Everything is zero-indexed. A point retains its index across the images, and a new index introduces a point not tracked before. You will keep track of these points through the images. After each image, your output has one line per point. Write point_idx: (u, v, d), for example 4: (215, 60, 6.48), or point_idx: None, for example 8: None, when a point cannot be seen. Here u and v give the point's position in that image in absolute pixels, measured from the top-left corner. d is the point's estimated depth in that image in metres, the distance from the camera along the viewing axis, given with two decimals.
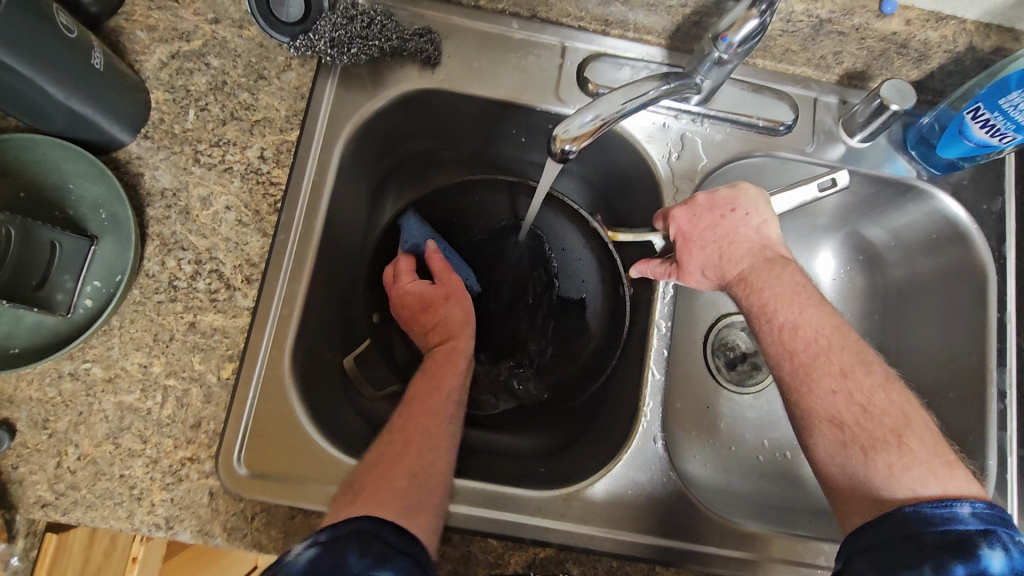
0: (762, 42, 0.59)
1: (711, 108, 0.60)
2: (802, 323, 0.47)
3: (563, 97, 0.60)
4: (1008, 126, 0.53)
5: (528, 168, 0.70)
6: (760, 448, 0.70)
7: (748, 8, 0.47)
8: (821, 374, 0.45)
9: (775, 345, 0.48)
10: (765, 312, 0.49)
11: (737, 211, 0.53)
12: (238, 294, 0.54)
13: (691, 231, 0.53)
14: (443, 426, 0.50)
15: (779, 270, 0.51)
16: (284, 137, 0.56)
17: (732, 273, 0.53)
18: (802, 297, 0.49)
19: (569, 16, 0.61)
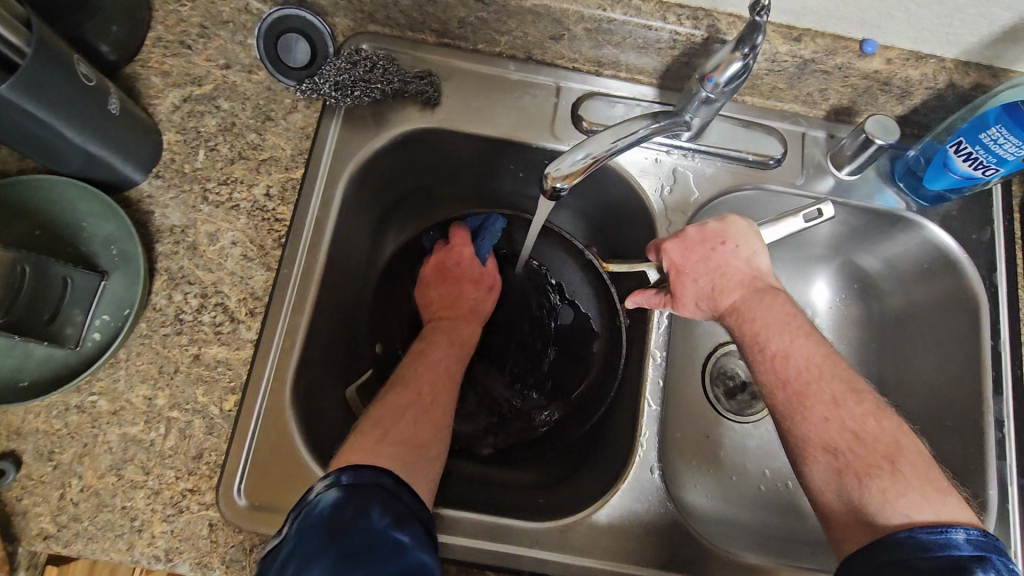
0: (750, 81, 0.62)
1: (703, 143, 0.62)
2: (791, 353, 0.49)
3: (559, 134, 0.63)
4: (990, 159, 0.54)
5: (527, 201, 0.72)
6: (762, 478, 0.69)
7: (732, 51, 0.50)
8: (813, 402, 0.46)
9: (767, 373, 0.49)
10: (758, 342, 0.50)
11: (730, 242, 0.54)
12: (242, 327, 0.55)
13: (683, 263, 0.55)
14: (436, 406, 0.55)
15: (770, 300, 0.52)
16: (289, 175, 0.59)
17: (725, 304, 0.54)
18: (792, 327, 0.50)
19: (564, 58, 0.64)
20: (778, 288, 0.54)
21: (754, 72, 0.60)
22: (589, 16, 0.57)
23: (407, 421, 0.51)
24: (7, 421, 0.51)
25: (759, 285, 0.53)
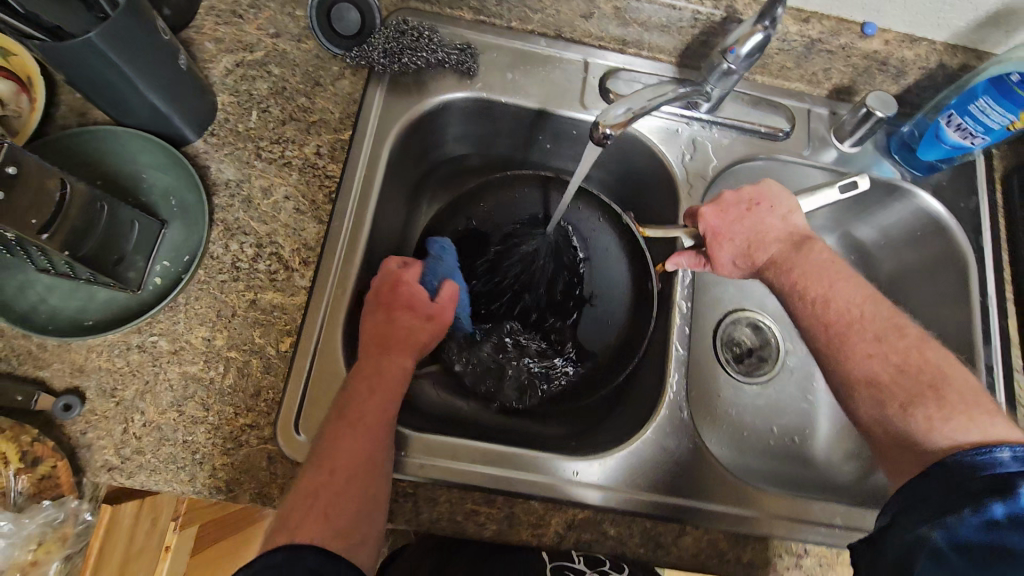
0: (762, 60, 0.68)
1: (720, 115, 0.68)
2: (832, 297, 0.54)
3: (587, 105, 0.68)
4: (978, 129, 0.61)
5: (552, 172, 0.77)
6: (771, 434, 0.74)
7: (754, 25, 0.55)
8: (857, 340, 0.52)
9: (810, 317, 0.55)
10: (796, 290, 0.56)
11: (760, 206, 0.60)
12: (296, 275, 0.58)
13: (721, 226, 0.60)
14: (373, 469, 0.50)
15: (805, 252, 0.57)
16: (338, 136, 0.62)
17: (762, 259, 0.60)
18: (830, 273, 0.56)
19: (592, 36, 0.69)
20: (814, 240, 0.59)
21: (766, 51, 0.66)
22: None
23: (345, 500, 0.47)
24: (70, 359, 0.53)
25: (795, 240, 0.59)
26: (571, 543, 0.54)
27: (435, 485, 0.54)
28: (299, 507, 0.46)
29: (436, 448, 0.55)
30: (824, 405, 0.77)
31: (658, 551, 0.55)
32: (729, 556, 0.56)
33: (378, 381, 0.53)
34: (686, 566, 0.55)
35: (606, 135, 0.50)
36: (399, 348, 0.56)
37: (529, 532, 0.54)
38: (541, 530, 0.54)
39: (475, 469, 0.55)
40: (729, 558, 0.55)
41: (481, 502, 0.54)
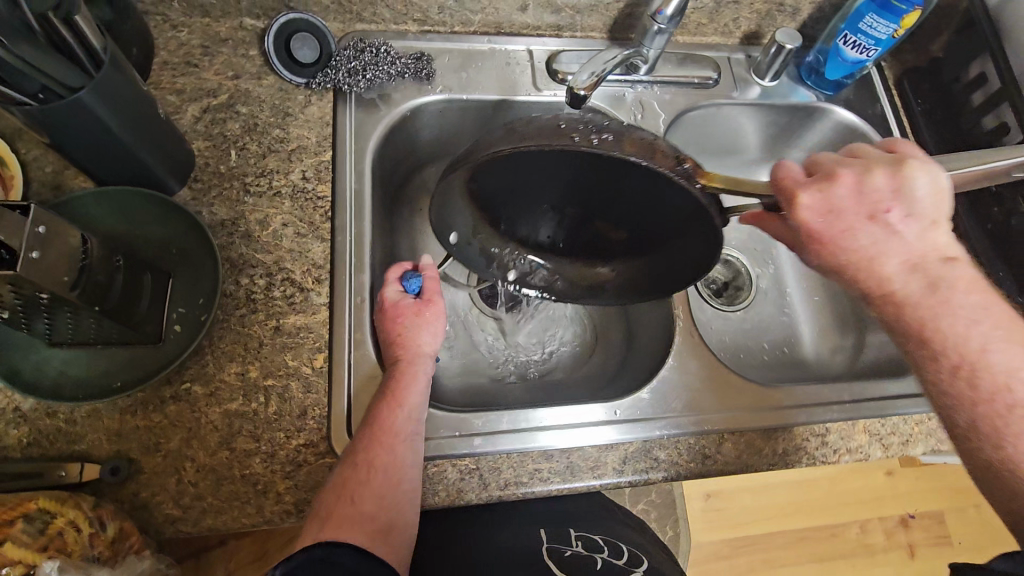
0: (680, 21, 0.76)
1: (656, 74, 0.76)
2: (981, 366, 0.47)
3: (541, 86, 0.73)
4: (870, 42, 0.71)
5: None
6: (764, 349, 0.81)
7: None
8: (1015, 426, 0.46)
9: (952, 385, 0.48)
10: (935, 348, 0.49)
11: (877, 218, 0.50)
12: (313, 294, 0.59)
13: (827, 232, 0.50)
14: (401, 468, 0.52)
15: (945, 295, 0.49)
16: (320, 158, 0.65)
17: (884, 287, 0.50)
18: (982, 330, 0.48)
19: (529, 27, 0.75)
20: (950, 272, 0.49)
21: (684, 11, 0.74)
22: None
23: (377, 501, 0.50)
24: (105, 426, 0.52)
25: (930, 274, 0.49)
26: (628, 475, 0.58)
27: (495, 455, 0.57)
28: (346, 529, 0.48)
29: (484, 421, 0.58)
30: (800, 313, 0.84)
31: (706, 462, 0.60)
32: (767, 450, 0.61)
33: (396, 396, 0.55)
34: (733, 469, 0.60)
35: (578, 97, 0.59)
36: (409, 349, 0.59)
37: (590, 477, 0.58)
38: (599, 471, 0.58)
39: (523, 433, 0.58)
40: (766, 452, 0.61)
41: (540, 459, 0.58)
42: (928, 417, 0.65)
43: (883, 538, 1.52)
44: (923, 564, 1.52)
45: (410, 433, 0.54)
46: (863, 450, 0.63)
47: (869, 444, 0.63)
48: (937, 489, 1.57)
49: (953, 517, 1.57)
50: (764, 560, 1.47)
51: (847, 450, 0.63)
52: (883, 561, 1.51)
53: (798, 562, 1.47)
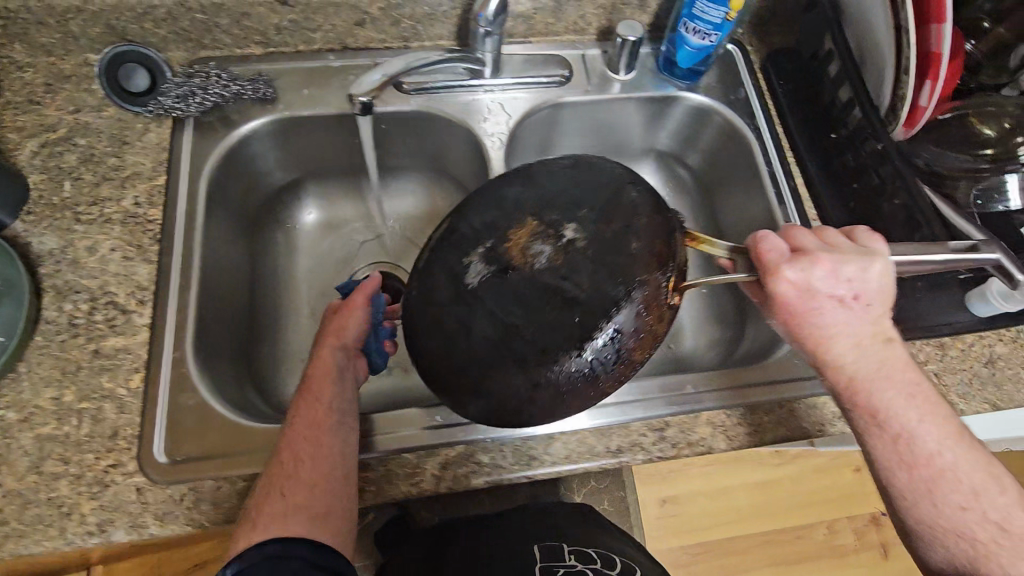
0: (526, 23, 0.77)
1: (502, 75, 0.77)
2: (914, 436, 0.51)
3: (384, 97, 0.75)
4: (706, 28, 0.71)
5: (388, 173, 0.84)
6: None
7: None
8: (946, 491, 0.50)
9: (885, 450, 0.52)
10: (878, 421, 0.52)
11: (845, 304, 0.51)
12: (135, 315, 0.60)
13: (794, 306, 0.52)
14: (326, 455, 0.52)
15: (890, 376, 0.52)
16: (153, 184, 0.66)
17: (830, 362, 0.53)
18: (920, 406, 0.52)
19: (375, 41, 0.76)
20: (893, 354, 0.52)
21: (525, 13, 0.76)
22: None
23: (308, 483, 0.50)
24: None
25: (881, 354, 0.52)
26: (448, 481, 0.58)
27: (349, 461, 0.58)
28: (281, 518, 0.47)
29: None
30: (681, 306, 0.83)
31: (532, 463, 0.59)
32: (598, 449, 0.61)
33: (312, 389, 0.56)
34: (561, 468, 0.60)
35: (361, 103, 0.65)
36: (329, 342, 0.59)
37: (407, 485, 0.57)
38: (416, 478, 0.57)
39: None
40: (598, 449, 0.61)
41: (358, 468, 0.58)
42: (778, 404, 0.64)
43: (852, 539, 1.51)
44: (892, 564, 1.50)
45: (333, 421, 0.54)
46: (706, 442, 0.62)
47: (711, 437, 0.62)
48: None
49: None
50: (722, 565, 1.47)
51: (686, 444, 0.62)
52: (853, 563, 1.50)
53: (759, 564, 1.47)
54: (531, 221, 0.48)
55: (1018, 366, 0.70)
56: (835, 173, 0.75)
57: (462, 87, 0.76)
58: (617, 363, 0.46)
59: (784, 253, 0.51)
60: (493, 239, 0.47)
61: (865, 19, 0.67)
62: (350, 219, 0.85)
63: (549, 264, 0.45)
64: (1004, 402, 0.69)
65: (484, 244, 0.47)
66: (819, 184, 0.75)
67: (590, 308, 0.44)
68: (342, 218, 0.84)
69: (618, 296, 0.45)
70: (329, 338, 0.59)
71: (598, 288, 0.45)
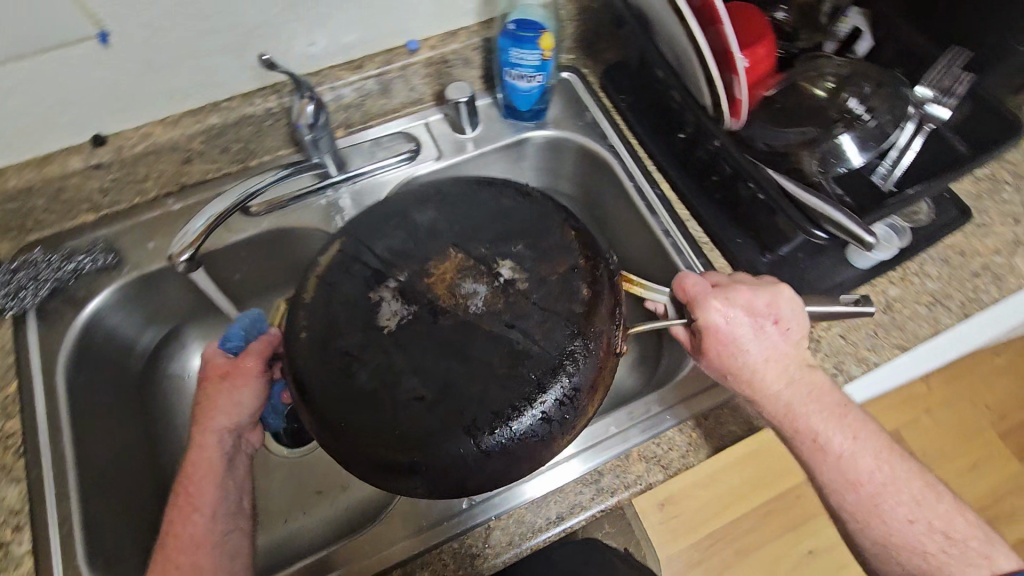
0: (360, 110, 0.78)
1: (351, 168, 0.77)
2: (858, 456, 0.57)
3: (235, 225, 0.73)
4: (530, 71, 0.73)
5: (269, 293, 0.81)
6: None
7: (301, 100, 0.66)
8: (889, 505, 0.57)
9: (836, 475, 0.57)
10: (822, 444, 0.58)
11: (770, 331, 0.59)
12: (12, 544, 0.55)
13: (726, 337, 0.58)
14: (209, 549, 0.55)
15: (818, 396, 0.58)
16: (4, 393, 0.61)
17: (768, 394, 0.59)
18: (848, 421, 0.58)
19: (211, 171, 0.74)
20: (815, 376, 0.59)
21: (355, 102, 0.76)
22: (198, 131, 0.69)
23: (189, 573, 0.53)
24: None
25: (808, 378, 0.59)
26: None
27: None
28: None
29: None
30: None
31: (475, 561, 0.58)
32: (538, 523, 0.59)
33: (197, 472, 0.57)
34: (507, 554, 0.59)
35: (185, 258, 0.60)
36: (212, 411, 0.60)
37: None
38: None
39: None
40: (539, 524, 0.59)
41: None
42: (702, 417, 0.64)
43: None
44: None
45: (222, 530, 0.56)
46: (644, 479, 0.62)
47: (648, 471, 0.62)
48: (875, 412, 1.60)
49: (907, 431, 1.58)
50: (736, 552, 1.48)
51: (624, 487, 0.61)
52: None
53: (769, 534, 1.49)
54: (457, 254, 0.51)
55: (913, 303, 0.72)
56: (694, 171, 0.77)
57: (312, 191, 0.75)
58: (575, 419, 0.46)
59: (709, 290, 0.59)
60: (408, 273, 0.51)
61: (664, 29, 0.69)
62: None
63: (485, 305, 0.49)
64: (911, 341, 0.71)
65: (398, 279, 0.51)
66: (683, 185, 0.77)
67: (538, 360, 0.46)
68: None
69: (571, 346, 0.46)
70: (206, 424, 0.59)
71: (550, 336, 0.47)
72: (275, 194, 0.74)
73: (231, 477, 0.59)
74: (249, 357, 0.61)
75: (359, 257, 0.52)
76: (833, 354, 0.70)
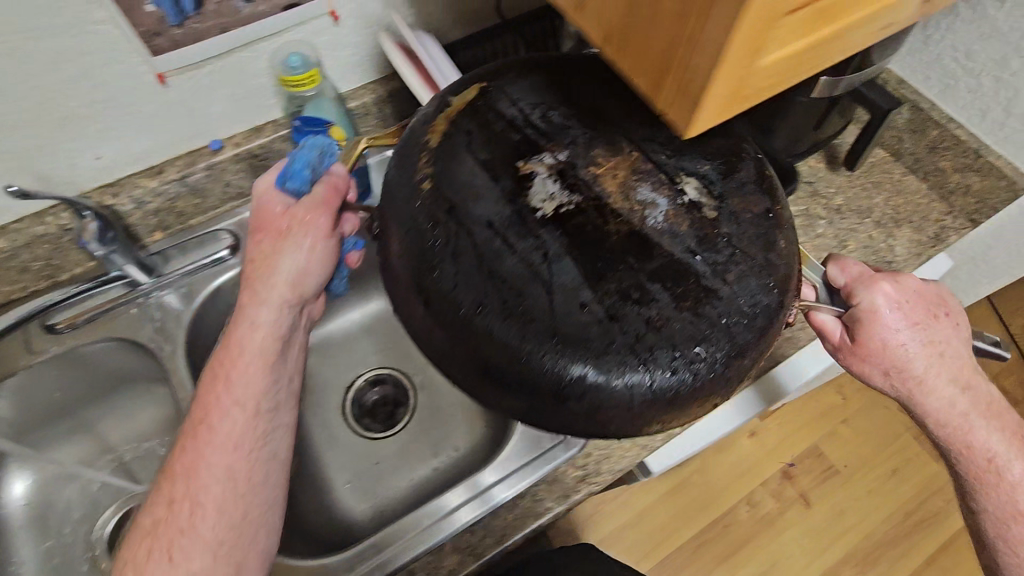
0: (175, 211, 0.77)
1: (163, 273, 0.75)
2: (990, 436, 0.59)
3: (39, 348, 0.71)
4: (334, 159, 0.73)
5: (99, 405, 0.79)
6: (432, 458, 0.82)
7: (83, 217, 0.65)
8: (992, 485, 0.59)
9: (950, 438, 0.60)
10: (960, 416, 0.59)
11: (939, 323, 0.60)
12: None
13: (904, 325, 0.58)
14: (210, 492, 0.54)
15: (965, 396, 0.59)
16: None
17: (921, 384, 0.59)
18: (992, 411, 0.60)
19: (15, 291, 0.73)
20: (970, 391, 0.60)
21: (164, 206, 0.75)
22: None
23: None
24: None
25: (965, 381, 0.59)
26: None
27: None
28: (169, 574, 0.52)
29: None
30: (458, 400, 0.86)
31: None
32: None
33: (227, 375, 0.57)
34: None
35: None
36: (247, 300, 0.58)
37: None
38: None
39: None
40: None
41: None
42: (519, 497, 0.65)
43: (775, 502, 1.53)
44: (820, 508, 1.53)
45: (264, 419, 0.57)
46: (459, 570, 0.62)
47: (461, 561, 0.62)
48: (799, 428, 1.61)
49: (829, 445, 1.59)
50: None
51: None
52: (785, 525, 1.51)
53: (703, 570, 1.45)
54: (633, 152, 0.48)
55: None
56: None
57: (124, 302, 0.74)
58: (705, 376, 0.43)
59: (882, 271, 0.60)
60: (567, 154, 0.48)
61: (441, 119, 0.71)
62: (78, 466, 0.79)
63: (666, 220, 0.46)
64: None
65: (563, 155, 0.47)
66: None
67: (728, 301, 0.44)
68: (69, 468, 0.79)
69: (759, 289, 0.45)
70: (259, 291, 0.58)
71: (744, 281, 0.45)
72: (87, 309, 0.73)
73: (246, 391, 0.57)
74: (318, 211, 0.57)
75: (512, 115, 0.49)
76: None
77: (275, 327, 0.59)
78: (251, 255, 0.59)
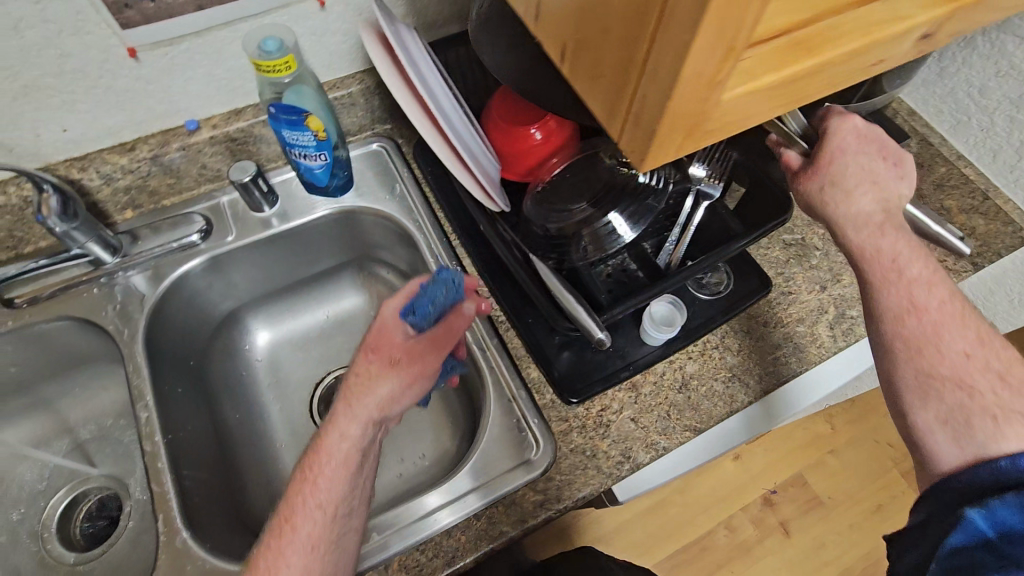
0: (147, 189, 0.75)
1: (129, 252, 0.73)
2: (927, 296, 0.53)
3: None
4: (310, 149, 0.70)
5: (57, 384, 0.77)
6: (401, 465, 0.77)
7: (42, 191, 0.61)
8: (943, 348, 0.52)
9: (896, 302, 0.54)
10: (909, 280, 0.53)
11: (900, 170, 0.53)
12: None
13: (849, 148, 0.52)
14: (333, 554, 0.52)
15: (906, 252, 0.53)
16: None
17: (857, 204, 0.53)
18: (932, 268, 0.54)
19: None
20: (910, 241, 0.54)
21: (135, 183, 0.73)
22: None
23: None
24: None
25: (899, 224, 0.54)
26: None
27: None
28: None
29: None
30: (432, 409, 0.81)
31: None
32: None
33: (329, 462, 0.54)
34: None
35: None
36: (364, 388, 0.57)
37: None
38: None
39: None
40: None
41: None
42: (474, 519, 0.61)
43: (754, 529, 1.50)
44: (799, 540, 1.50)
45: (343, 521, 0.53)
46: None
47: None
48: (785, 454, 1.57)
49: (813, 475, 1.56)
50: None
51: None
52: (763, 553, 1.48)
53: None
54: None
55: (710, 379, 0.69)
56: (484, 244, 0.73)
57: (87, 280, 0.72)
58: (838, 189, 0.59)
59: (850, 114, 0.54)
60: None
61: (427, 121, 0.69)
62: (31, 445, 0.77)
63: None
64: (706, 421, 0.67)
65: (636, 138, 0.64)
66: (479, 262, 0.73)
67: None
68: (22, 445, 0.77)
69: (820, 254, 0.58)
70: (354, 408, 0.56)
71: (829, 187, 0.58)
72: (49, 283, 0.71)
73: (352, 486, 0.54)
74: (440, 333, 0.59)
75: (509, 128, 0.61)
76: (621, 440, 0.64)
77: (364, 442, 0.56)
78: (354, 373, 0.58)
